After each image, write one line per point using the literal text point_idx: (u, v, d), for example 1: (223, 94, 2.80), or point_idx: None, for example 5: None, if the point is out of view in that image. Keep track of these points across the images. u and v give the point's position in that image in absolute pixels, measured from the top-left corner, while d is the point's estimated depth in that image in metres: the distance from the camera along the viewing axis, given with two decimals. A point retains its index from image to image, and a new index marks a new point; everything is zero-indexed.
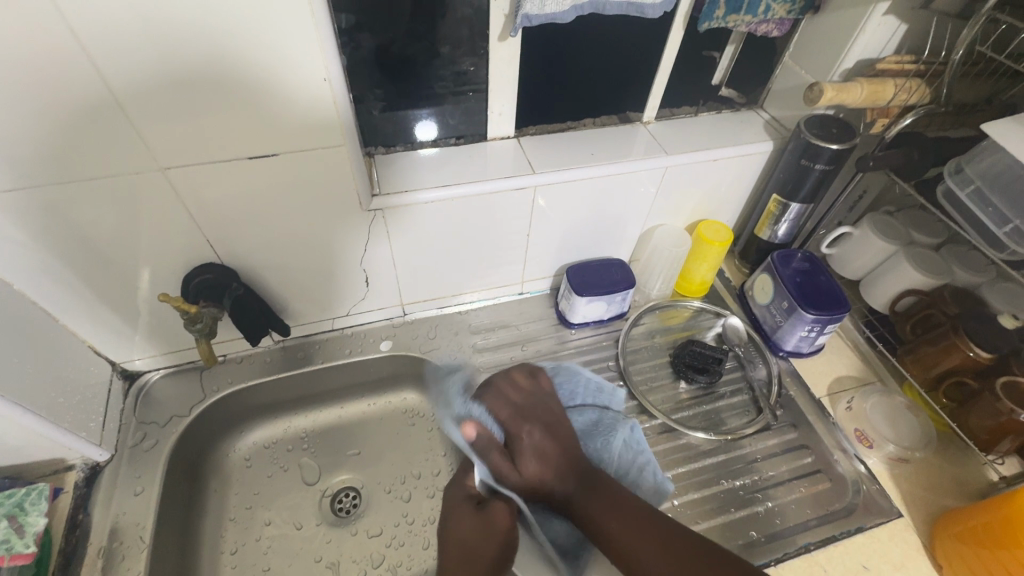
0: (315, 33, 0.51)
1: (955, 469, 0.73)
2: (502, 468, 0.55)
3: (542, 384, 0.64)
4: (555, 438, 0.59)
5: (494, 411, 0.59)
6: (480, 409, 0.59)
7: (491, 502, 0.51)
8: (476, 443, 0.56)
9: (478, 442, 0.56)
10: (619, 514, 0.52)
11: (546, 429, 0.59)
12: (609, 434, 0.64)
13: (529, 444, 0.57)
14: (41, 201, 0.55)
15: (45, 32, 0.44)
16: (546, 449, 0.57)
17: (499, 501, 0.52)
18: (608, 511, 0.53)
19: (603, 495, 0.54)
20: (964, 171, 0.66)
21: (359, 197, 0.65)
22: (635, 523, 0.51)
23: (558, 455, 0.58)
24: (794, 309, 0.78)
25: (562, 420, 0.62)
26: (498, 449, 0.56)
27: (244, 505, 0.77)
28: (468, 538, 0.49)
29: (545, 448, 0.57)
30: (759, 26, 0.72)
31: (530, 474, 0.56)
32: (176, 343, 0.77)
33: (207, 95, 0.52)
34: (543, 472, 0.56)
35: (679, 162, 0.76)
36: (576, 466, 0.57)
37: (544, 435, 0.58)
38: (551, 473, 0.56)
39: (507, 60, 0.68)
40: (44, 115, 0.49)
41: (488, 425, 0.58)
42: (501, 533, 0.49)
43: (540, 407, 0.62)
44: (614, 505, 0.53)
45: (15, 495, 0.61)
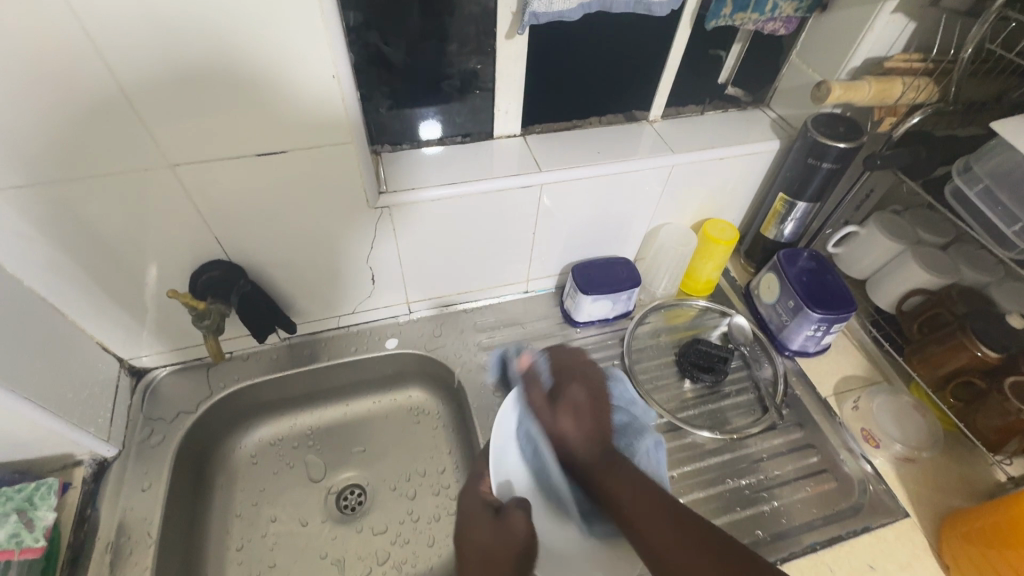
0: (324, 30, 0.51)
1: (962, 469, 0.73)
2: (540, 405, 0.59)
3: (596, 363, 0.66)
4: (594, 403, 0.60)
5: (549, 362, 0.64)
6: (541, 356, 0.66)
7: (509, 511, 0.52)
8: (524, 375, 0.63)
9: (527, 376, 0.63)
10: (639, 491, 0.51)
11: (592, 390, 0.61)
12: (638, 441, 0.61)
13: (569, 397, 0.59)
14: (51, 198, 0.55)
15: (57, 29, 0.44)
16: (583, 408, 0.59)
17: (517, 511, 0.52)
18: (640, 503, 0.50)
19: (626, 474, 0.53)
20: (973, 170, 0.66)
21: (365, 194, 0.66)
22: (658, 512, 0.48)
23: (591, 423, 0.58)
24: (800, 308, 0.78)
25: (604, 392, 0.63)
26: (541, 390, 0.61)
27: (250, 502, 0.77)
28: (488, 549, 0.50)
29: (582, 408, 0.59)
30: (766, 24, 0.72)
31: (561, 425, 0.57)
32: (184, 340, 0.77)
33: (216, 90, 0.52)
34: (575, 428, 0.57)
35: (685, 161, 0.76)
36: (604, 441, 0.57)
37: (587, 397, 0.60)
38: (585, 433, 0.57)
39: (513, 57, 0.68)
40: (55, 111, 0.49)
41: (540, 371, 0.63)
42: (518, 546, 0.50)
43: (588, 378, 0.63)
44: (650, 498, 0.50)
45: (25, 490, 0.61)
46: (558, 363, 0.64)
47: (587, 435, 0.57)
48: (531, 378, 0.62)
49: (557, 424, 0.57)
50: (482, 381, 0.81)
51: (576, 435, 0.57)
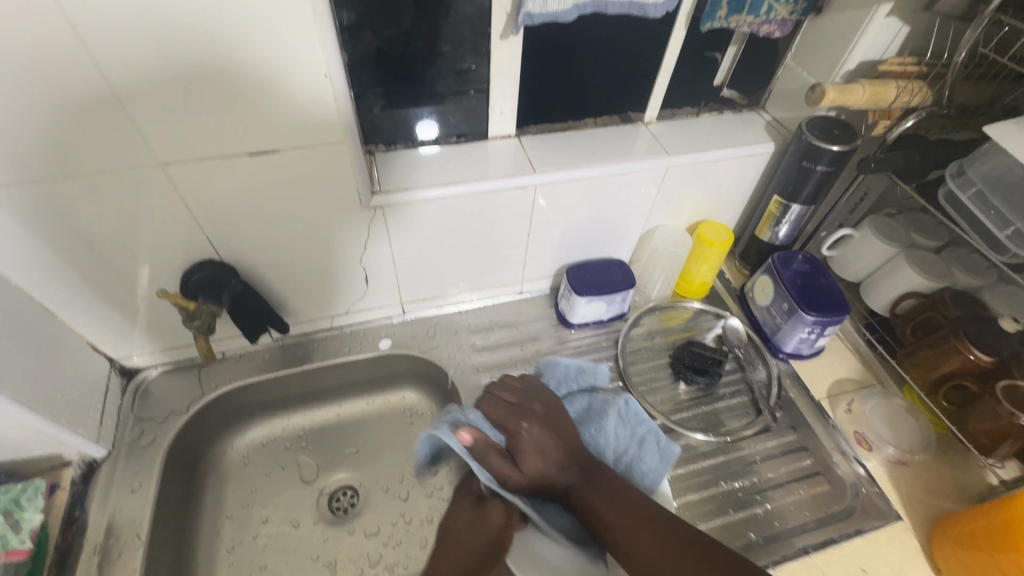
0: (316, 29, 0.50)
1: (955, 472, 0.73)
2: (504, 470, 0.56)
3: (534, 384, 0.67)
4: (549, 431, 0.61)
5: (489, 415, 0.61)
6: (475, 414, 0.61)
7: (488, 501, 0.54)
8: (473, 448, 0.57)
9: (476, 449, 0.57)
10: (618, 505, 0.54)
11: (541, 420, 0.61)
12: (601, 421, 0.68)
13: (529, 437, 0.59)
14: (39, 196, 0.55)
15: (45, 25, 0.44)
16: (547, 446, 0.59)
17: (494, 501, 0.54)
18: (626, 518, 0.53)
19: (603, 487, 0.57)
20: (965, 174, 0.66)
21: (359, 195, 0.65)
22: (652, 528, 0.51)
23: (557, 455, 0.59)
24: (794, 311, 0.78)
25: (558, 410, 0.64)
26: (497, 452, 0.57)
27: (242, 503, 0.77)
28: (462, 530, 0.53)
29: (545, 445, 0.59)
30: (760, 27, 0.72)
31: (530, 470, 0.57)
32: (175, 340, 0.76)
33: (206, 88, 0.51)
34: (546, 466, 0.58)
35: (680, 163, 0.75)
36: (580, 460, 0.60)
37: (540, 431, 0.60)
38: (551, 460, 0.59)
39: (508, 58, 0.68)
40: (43, 109, 0.49)
41: (483, 429, 0.59)
42: (487, 535, 0.52)
43: (534, 406, 0.63)
44: (633, 512, 0.53)
45: (10, 492, 0.60)
46: (499, 414, 0.61)
47: (561, 462, 0.59)
48: (483, 451, 0.57)
49: (527, 469, 0.57)
50: (476, 382, 0.81)
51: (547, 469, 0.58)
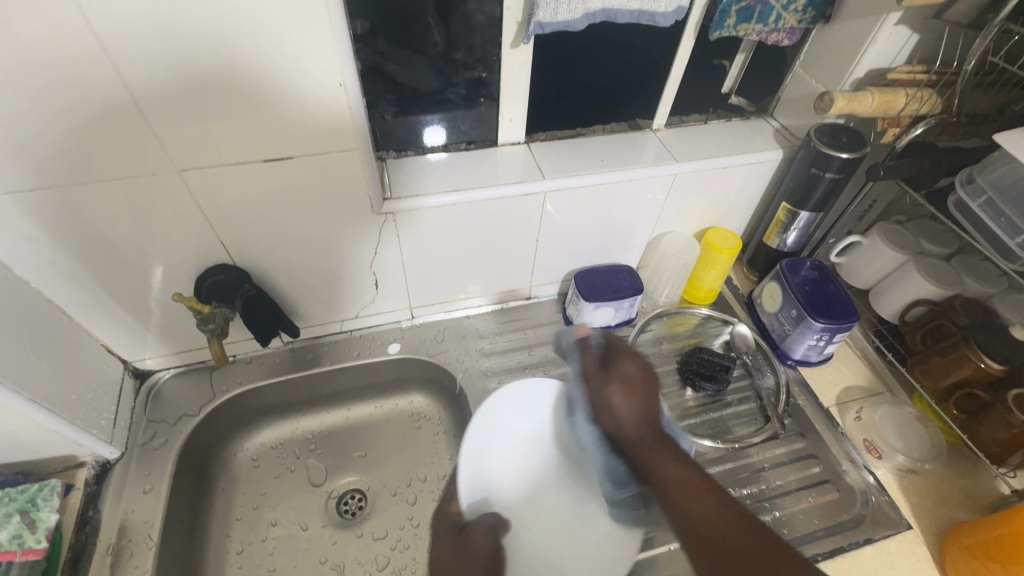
0: (332, 38, 0.51)
1: (965, 482, 0.72)
2: (587, 367, 0.64)
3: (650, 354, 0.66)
4: (648, 380, 0.62)
5: (606, 338, 0.66)
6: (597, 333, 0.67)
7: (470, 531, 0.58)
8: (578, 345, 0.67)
9: (581, 343, 0.66)
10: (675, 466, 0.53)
11: (644, 367, 0.63)
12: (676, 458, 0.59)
13: (621, 373, 0.62)
14: (59, 201, 0.56)
15: (70, 35, 0.45)
16: (635, 388, 0.61)
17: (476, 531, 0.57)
18: (679, 479, 0.52)
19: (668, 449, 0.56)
20: (976, 181, 0.66)
21: (370, 200, 0.66)
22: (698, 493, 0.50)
23: (639, 403, 0.60)
24: (803, 318, 0.78)
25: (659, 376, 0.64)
26: (593, 356, 0.65)
27: (251, 505, 0.77)
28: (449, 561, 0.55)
29: (634, 387, 0.61)
30: (770, 35, 0.73)
31: (610, 399, 0.61)
32: (188, 343, 0.77)
33: (222, 96, 0.52)
34: (625, 405, 0.60)
35: (689, 170, 0.76)
36: (657, 424, 0.59)
37: (634, 374, 0.62)
38: (637, 411, 0.59)
39: (518, 66, 0.69)
40: (65, 116, 0.50)
41: (594, 340, 0.66)
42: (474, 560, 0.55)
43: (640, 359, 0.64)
44: (682, 475, 0.52)
45: (27, 491, 0.61)
46: (614, 339, 0.66)
47: (637, 412, 0.60)
48: (583, 347, 0.66)
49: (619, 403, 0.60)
50: (484, 387, 0.81)
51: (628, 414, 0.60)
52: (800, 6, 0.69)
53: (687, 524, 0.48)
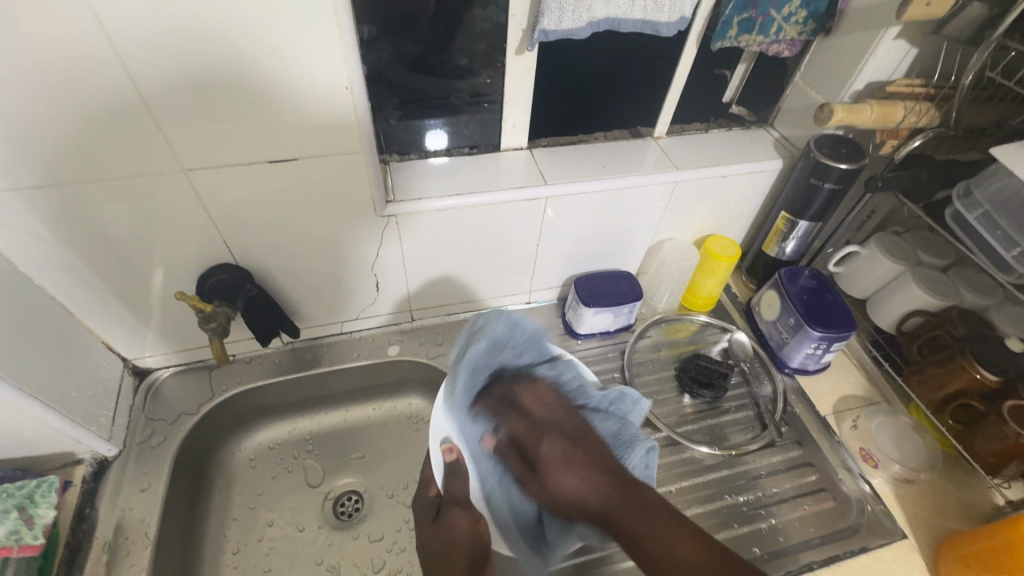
0: (339, 44, 0.52)
1: (961, 491, 0.73)
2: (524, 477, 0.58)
3: (555, 404, 0.61)
4: (580, 447, 0.57)
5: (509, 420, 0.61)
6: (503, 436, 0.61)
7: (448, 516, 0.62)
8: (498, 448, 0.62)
9: (500, 451, 0.61)
10: (644, 516, 0.51)
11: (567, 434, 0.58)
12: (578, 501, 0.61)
13: (550, 453, 0.57)
14: (64, 199, 0.56)
15: (80, 36, 0.46)
16: (565, 456, 0.56)
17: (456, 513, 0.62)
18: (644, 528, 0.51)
19: (643, 506, 0.52)
20: (973, 194, 0.67)
21: (373, 203, 0.67)
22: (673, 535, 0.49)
23: (581, 470, 0.55)
24: (801, 326, 0.78)
25: (585, 428, 0.59)
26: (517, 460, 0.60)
27: (248, 505, 0.77)
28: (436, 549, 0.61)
29: (564, 455, 0.56)
30: (771, 46, 0.74)
31: (556, 486, 0.55)
32: (188, 342, 0.78)
33: (229, 97, 0.53)
34: (572, 481, 0.55)
35: (689, 178, 0.76)
36: (609, 480, 0.55)
37: (566, 447, 0.57)
38: (575, 481, 0.55)
39: (522, 73, 0.70)
40: (74, 115, 0.50)
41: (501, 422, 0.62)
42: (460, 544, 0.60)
43: (562, 414, 0.60)
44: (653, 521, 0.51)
45: (26, 487, 0.62)
46: (518, 428, 0.60)
47: (590, 487, 0.54)
48: (504, 454, 0.61)
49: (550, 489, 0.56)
50: None
51: (571, 489, 0.55)
52: (801, 17, 0.70)
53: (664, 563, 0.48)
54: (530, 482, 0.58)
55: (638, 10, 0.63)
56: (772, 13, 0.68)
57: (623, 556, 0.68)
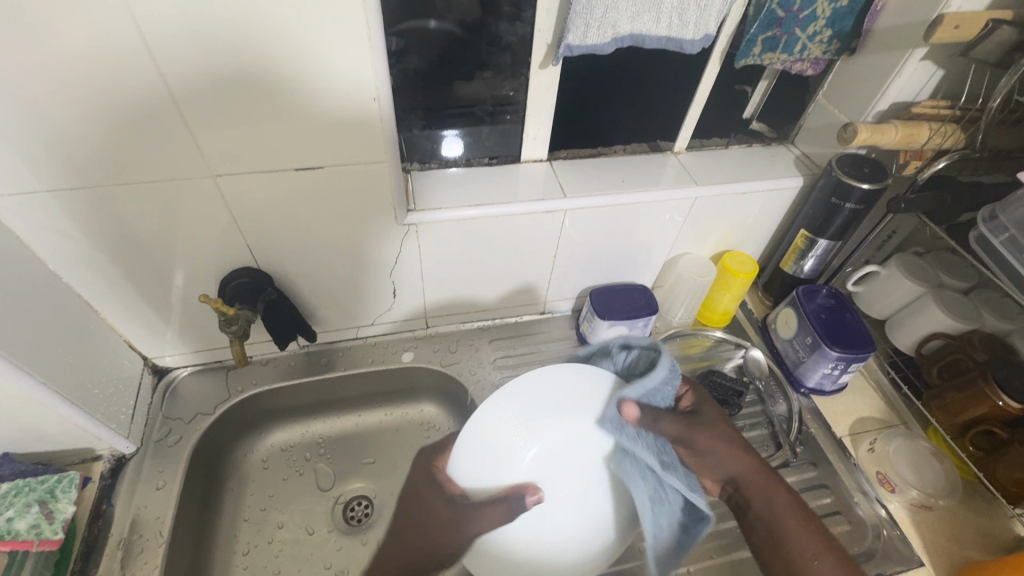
0: (369, 54, 0.53)
1: (981, 520, 0.71)
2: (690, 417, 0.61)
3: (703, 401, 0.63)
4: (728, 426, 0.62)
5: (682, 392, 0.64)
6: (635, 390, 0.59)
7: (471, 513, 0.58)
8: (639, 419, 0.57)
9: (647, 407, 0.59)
10: (783, 495, 0.58)
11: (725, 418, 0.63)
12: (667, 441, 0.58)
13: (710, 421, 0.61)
14: (96, 201, 0.58)
15: (122, 45, 0.47)
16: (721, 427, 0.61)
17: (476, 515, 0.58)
18: (780, 520, 0.57)
19: (770, 488, 0.59)
20: (998, 218, 0.66)
21: (394, 210, 0.67)
22: (787, 499, 0.58)
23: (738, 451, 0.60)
24: (818, 345, 0.77)
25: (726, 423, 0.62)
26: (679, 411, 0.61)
27: (260, 506, 0.78)
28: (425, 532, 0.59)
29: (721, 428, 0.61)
30: (794, 64, 0.73)
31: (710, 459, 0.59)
32: (207, 343, 0.79)
33: (259, 101, 0.54)
34: (731, 462, 0.60)
35: (708, 194, 0.76)
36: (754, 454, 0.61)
37: (722, 421, 0.62)
38: (733, 452, 0.60)
39: (545, 86, 0.70)
40: (111, 120, 0.52)
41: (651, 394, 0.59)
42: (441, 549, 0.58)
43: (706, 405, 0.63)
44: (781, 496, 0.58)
45: (48, 482, 0.63)
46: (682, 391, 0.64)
47: (739, 460, 0.60)
48: (648, 412, 0.58)
49: (705, 434, 0.60)
50: None
51: (722, 441, 0.60)
52: (826, 37, 0.70)
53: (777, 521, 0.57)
54: (689, 432, 0.59)
55: (662, 27, 0.63)
56: (797, 31, 0.68)
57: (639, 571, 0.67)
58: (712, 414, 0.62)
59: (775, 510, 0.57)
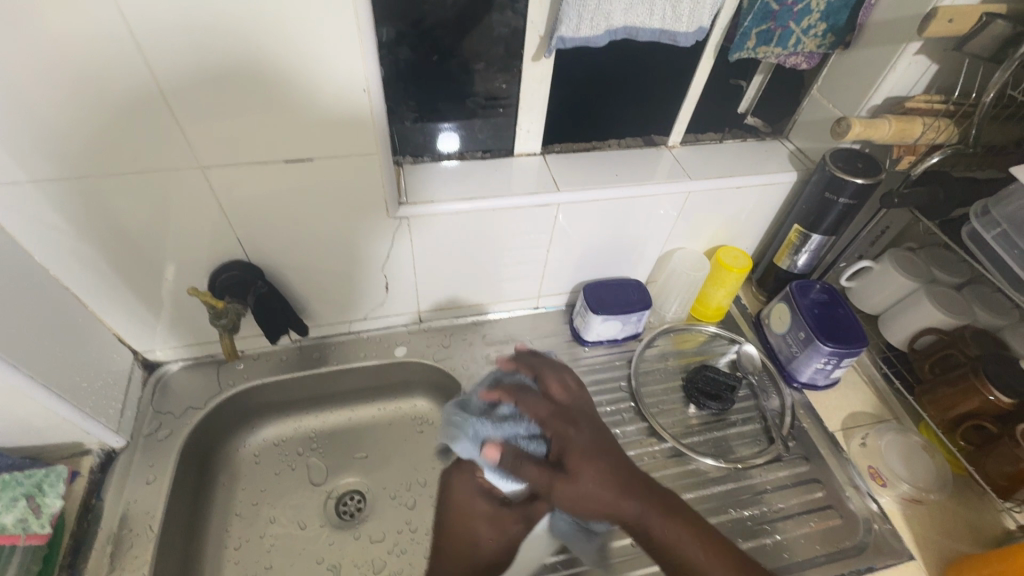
0: (358, 45, 0.52)
1: (971, 514, 0.72)
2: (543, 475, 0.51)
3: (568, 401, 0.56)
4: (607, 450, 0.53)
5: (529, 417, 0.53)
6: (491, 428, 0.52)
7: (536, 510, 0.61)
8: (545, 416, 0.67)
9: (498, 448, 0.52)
10: (691, 532, 0.52)
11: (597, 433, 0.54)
12: None
13: (580, 464, 0.51)
14: (83, 193, 0.57)
15: (107, 35, 0.47)
16: (600, 470, 0.51)
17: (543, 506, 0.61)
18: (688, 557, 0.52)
19: (677, 532, 0.52)
20: (991, 213, 0.66)
21: (385, 204, 0.67)
22: (688, 529, 0.53)
23: (609, 481, 0.51)
24: (811, 341, 0.78)
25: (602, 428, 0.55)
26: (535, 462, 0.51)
27: (251, 501, 0.77)
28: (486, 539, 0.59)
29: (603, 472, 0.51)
30: (788, 58, 0.73)
31: (582, 490, 0.51)
32: (198, 336, 0.78)
33: (247, 92, 0.53)
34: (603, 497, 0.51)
35: (702, 188, 0.76)
36: (626, 479, 0.52)
37: (600, 463, 0.51)
38: (602, 484, 0.51)
39: (538, 79, 0.70)
40: (98, 111, 0.51)
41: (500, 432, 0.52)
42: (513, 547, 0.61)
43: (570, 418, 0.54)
44: (682, 528, 0.52)
45: (34, 476, 0.62)
46: (540, 413, 0.54)
47: (617, 496, 0.51)
48: (509, 440, 0.54)
49: (572, 484, 0.51)
50: None
51: (590, 487, 0.51)
52: (820, 30, 0.69)
53: (688, 560, 0.52)
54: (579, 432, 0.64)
55: (656, 20, 0.63)
56: (791, 25, 0.67)
57: (633, 564, 0.67)
58: (580, 445, 0.52)
59: (680, 546, 0.52)
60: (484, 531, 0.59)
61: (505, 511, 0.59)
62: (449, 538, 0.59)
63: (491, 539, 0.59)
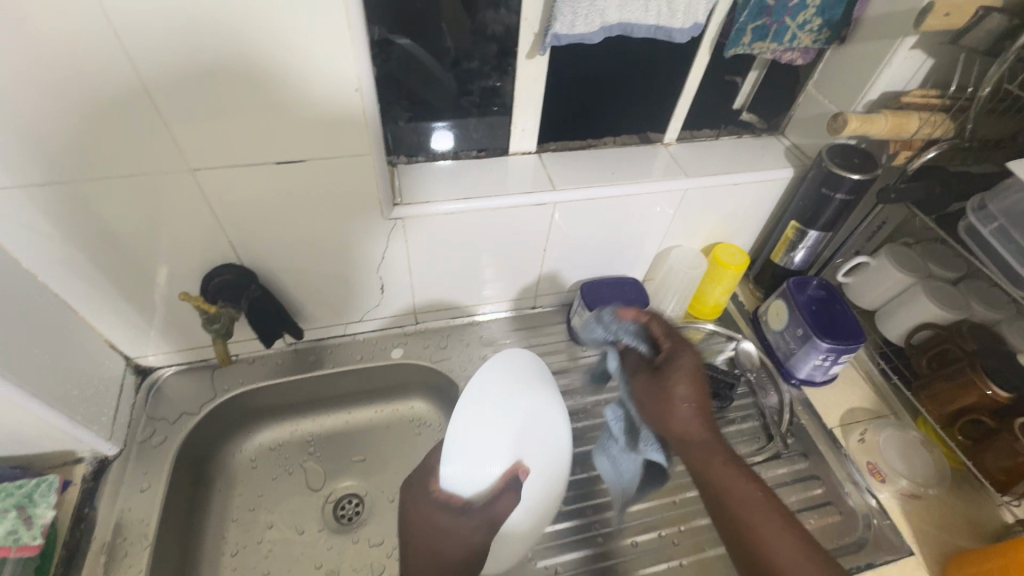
0: (350, 42, 0.51)
1: (970, 509, 0.72)
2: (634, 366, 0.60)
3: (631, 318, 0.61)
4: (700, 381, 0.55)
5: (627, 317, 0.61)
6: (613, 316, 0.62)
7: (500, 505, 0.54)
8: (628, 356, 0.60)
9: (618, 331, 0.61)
10: (777, 525, 0.49)
11: (701, 368, 0.56)
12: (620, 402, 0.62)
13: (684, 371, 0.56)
14: (71, 198, 0.56)
15: (91, 35, 0.45)
16: (699, 395, 0.55)
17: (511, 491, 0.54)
18: (756, 524, 0.49)
19: (754, 499, 0.50)
20: (987, 208, 0.66)
21: (380, 205, 0.66)
22: (766, 511, 0.49)
23: (700, 412, 0.55)
24: (809, 337, 0.77)
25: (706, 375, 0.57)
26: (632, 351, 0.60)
27: (248, 507, 0.77)
28: (445, 537, 0.53)
29: (695, 401, 0.55)
30: (784, 54, 0.72)
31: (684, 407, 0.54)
32: (191, 341, 0.77)
33: (236, 91, 0.52)
34: (691, 417, 0.54)
35: (699, 185, 0.76)
36: (714, 430, 0.55)
37: (696, 391, 0.55)
38: (694, 413, 0.54)
39: (532, 76, 0.69)
40: (83, 113, 0.50)
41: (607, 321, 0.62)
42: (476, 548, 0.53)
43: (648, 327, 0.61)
44: (750, 495, 0.51)
45: (25, 486, 0.61)
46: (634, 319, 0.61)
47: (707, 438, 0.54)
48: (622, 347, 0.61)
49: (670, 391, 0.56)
50: None
51: (684, 405, 0.54)
52: (816, 25, 0.69)
53: (751, 528, 0.49)
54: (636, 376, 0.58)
55: (651, 16, 0.62)
56: (787, 20, 0.67)
57: (634, 564, 0.67)
58: (683, 371, 0.56)
59: (764, 533, 0.48)
60: (443, 544, 0.52)
61: (461, 520, 0.53)
62: (414, 548, 0.54)
63: (456, 549, 0.52)
